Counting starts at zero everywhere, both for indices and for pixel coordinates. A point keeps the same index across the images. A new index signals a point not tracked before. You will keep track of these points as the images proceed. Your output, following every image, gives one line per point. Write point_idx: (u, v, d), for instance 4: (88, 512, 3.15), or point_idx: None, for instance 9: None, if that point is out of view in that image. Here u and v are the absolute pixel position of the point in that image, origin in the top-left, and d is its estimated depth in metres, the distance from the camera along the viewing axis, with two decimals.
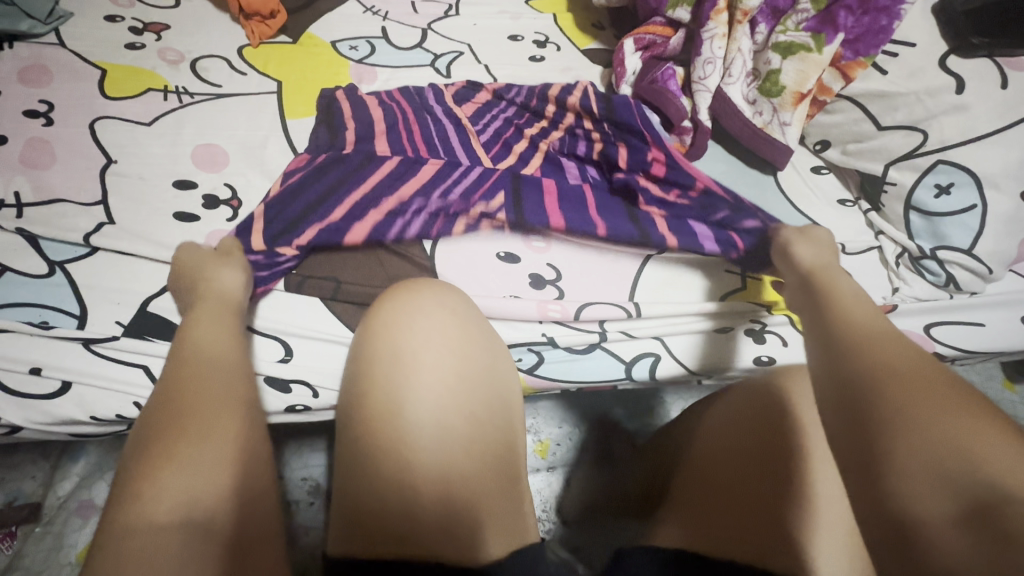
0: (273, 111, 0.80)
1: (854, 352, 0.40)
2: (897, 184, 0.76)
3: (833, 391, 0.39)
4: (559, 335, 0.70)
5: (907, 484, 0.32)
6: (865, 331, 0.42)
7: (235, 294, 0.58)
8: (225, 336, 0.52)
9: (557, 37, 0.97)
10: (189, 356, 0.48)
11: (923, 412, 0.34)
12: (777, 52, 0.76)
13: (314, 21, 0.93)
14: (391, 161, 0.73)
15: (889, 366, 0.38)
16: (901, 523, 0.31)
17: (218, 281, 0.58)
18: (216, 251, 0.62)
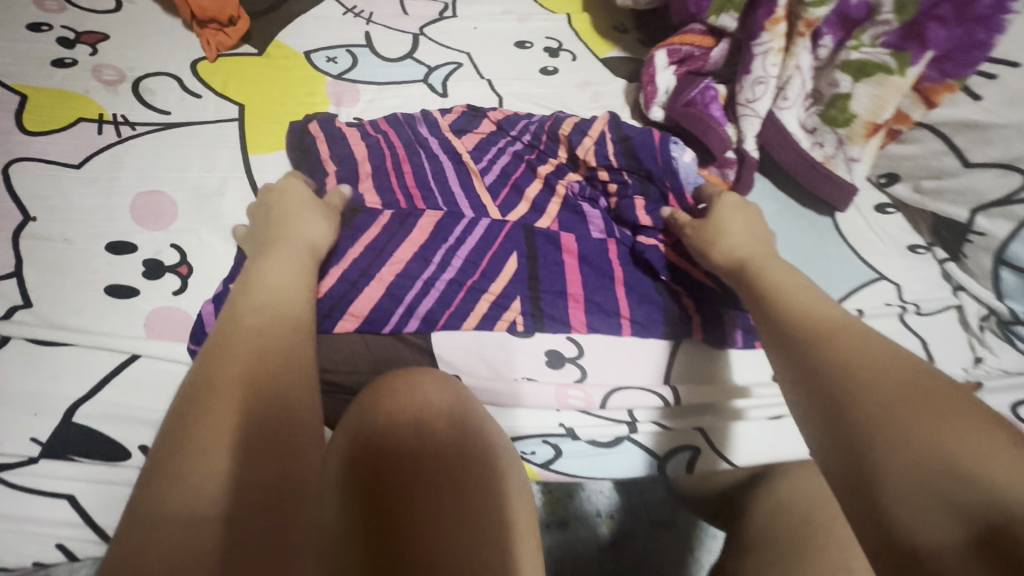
0: (234, 144, 0.66)
1: (822, 365, 0.37)
2: (986, 234, 0.63)
3: (812, 415, 0.35)
4: (581, 426, 0.58)
5: (909, 502, 0.28)
6: (830, 335, 0.39)
7: (312, 243, 0.53)
8: (293, 289, 0.47)
9: (572, 43, 0.83)
10: (248, 307, 0.43)
11: (901, 424, 0.31)
12: (847, 72, 0.62)
13: (284, 27, 0.78)
14: (379, 223, 0.61)
15: (861, 376, 0.34)
16: (906, 550, 0.27)
17: (291, 231, 0.53)
18: (283, 199, 0.57)
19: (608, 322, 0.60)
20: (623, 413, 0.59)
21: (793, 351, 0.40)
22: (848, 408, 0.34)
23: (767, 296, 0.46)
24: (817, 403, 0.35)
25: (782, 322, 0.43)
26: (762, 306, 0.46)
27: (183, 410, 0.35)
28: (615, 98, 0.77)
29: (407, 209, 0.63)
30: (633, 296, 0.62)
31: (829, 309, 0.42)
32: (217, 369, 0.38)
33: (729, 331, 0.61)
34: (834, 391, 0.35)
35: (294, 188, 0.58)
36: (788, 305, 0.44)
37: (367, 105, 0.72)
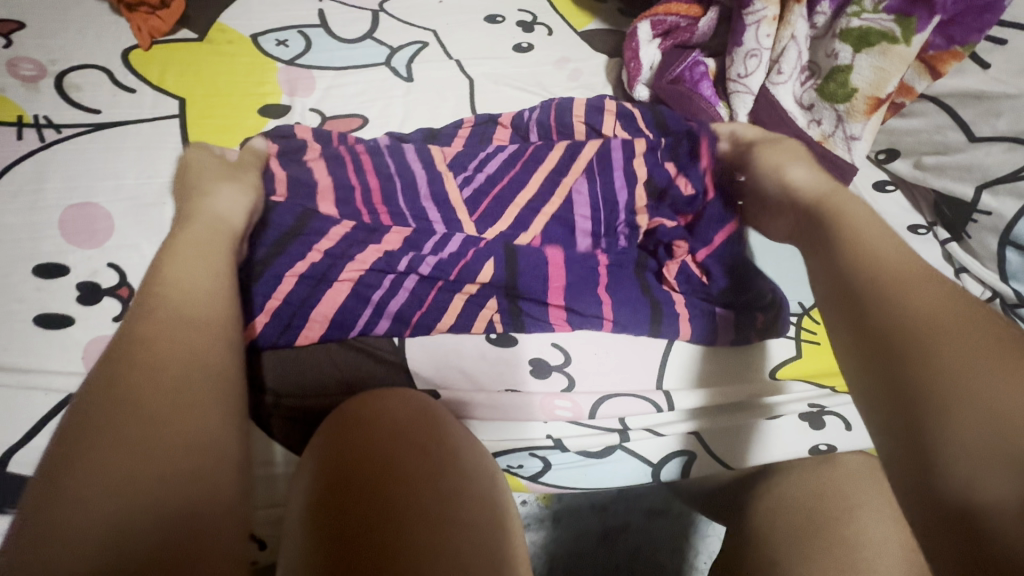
0: (174, 144, 0.59)
1: (883, 307, 0.33)
2: (992, 213, 0.59)
3: (864, 356, 0.32)
4: (569, 437, 0.54)
5: (963, 457, 0.26)
6: (891, 274, 0.34)
7: (229, 224, 0.47)
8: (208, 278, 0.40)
9: (547, 16, 0.76)
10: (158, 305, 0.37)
11: (976, 377, 0.28)
12: (847, 42, 0.57)
13: (226, 8, 0.71)
14: (340, 231, 0.55)
15: (927, 323, 0.31)
16: (958, 506, 0.26)
17: (199, 214, 0.46)
18: (197, 179, 0.51)
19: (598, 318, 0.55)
20: (615, 421, 0.55)
21: (847, 289, 0.35)
22: (910, 357, 0.30)
23: (819, 232, 0.41)
24: (872, 346, 0.32)
25: (835, 254, 0.38)
26: (815, 238, 0.41)
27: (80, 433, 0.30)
28: (596, 76, 0.70)
29: (370, 221, 0.56)
30: (616, 293, 0.56)
31: (885, 240, 0.37)
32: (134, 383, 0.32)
33: (718, 322, 0.56)
34: (894, 335, 0.31)
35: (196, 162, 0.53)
36: (841, 237, 0.38)
37: (324, 94, 0.66)
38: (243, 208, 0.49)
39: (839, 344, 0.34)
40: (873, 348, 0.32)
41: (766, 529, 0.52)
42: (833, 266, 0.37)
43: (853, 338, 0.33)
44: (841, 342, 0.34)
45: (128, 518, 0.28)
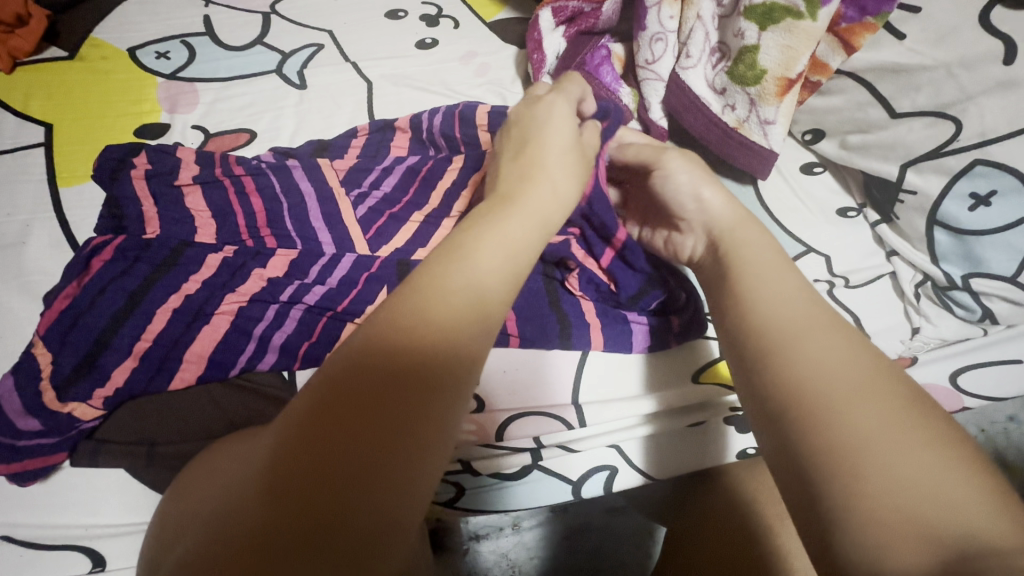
0: (38, 176, 0.55)
1: (780, 369, 0.34)
2: (917, 193, 0.56)
3: (764, 416, 0.33)
4: (478, 461, 0.52)
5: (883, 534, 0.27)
6: (790, 327, 0.35)
7: (544, 217, 0.39)
8: (504, 268, 0.35)
9: (453, 7, 0.71)
10: (407, 343, 0.31)
11: (885, 446, 0.29)
12: (752, 19, 0.53)
13: (100, 21, 0.66)
14: (217, 259, 0.50)
15: (843, 381, 0.32)
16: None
17: (520, 194, 0.39)
18: (537, 156, 0.41)
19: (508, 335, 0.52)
20: (528, 441, 0.52)
21: (745, 346, 0.36)
22: (828, 415, 0.31)
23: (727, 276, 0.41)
24: (767, 406, 0.33)
25: (729, 303, 0.39)
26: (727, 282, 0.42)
27: (342, 502, 0.28)
28: (504, 69, 0.66)
29: (252, 245, 0.52)
30: (520, 307, 0.52)
31: (787, 284, 0.38)
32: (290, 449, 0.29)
33: (634, 329, 0.53)
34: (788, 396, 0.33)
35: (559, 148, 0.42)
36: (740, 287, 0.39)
37: (207, 108, 0.61)
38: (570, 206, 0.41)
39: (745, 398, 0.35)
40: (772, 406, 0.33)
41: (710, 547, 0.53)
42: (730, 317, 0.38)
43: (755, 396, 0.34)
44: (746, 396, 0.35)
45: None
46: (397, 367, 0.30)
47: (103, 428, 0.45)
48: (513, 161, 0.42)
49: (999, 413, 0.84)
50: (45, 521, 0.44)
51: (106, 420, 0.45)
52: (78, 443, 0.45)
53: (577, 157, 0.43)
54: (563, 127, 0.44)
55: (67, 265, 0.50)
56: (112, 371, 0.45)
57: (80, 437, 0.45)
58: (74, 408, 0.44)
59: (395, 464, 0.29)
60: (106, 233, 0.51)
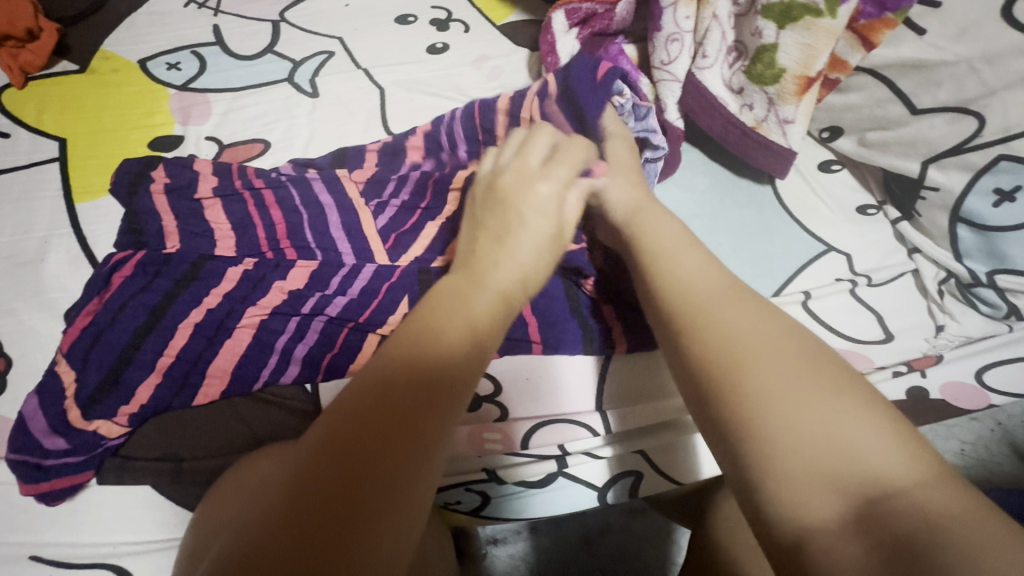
0: (53, 191, 0.55)
1: (703, 336, 0.34)
2: (940, 189, 0.56)
3: (692, 387, 0.34)
4: (503, 469, 0.52)
5: (806, 491, 0.28)
6: (713, 299, 0.36)
7: (519, 286, 0.39)
8: (494, 289, 0.38)
9: (463, 11, 0.71)
10: (411, 352, 0.33)
11: (803, 407, 0.30)
12: (770, 18, 0.52)
13: (110, 33, 0.66)
14: (237, 272, 0.50)
15: (753, 345, 0.33)
16: (792, 534, 0.28)
17: (490, 265, 0.39)
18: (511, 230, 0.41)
19: (533, 341, 0.52)
20: (554, 448, 0.52)
21: (673, 318, 0.37)
22: (742, 378, 0.32)
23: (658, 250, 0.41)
24: (692, 375, 0.34)
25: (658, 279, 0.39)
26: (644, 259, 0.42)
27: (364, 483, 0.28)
28: (517, 73, 0.66)
29: (271, 255, 0.51)
30: (541, 313, 0.52)
31: (708, 259, 0.39)
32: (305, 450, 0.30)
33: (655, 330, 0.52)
34: (714, 366, 0.33)
35: (533, 224, 0.41)
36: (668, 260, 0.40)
37: (221, 119, 0.61)
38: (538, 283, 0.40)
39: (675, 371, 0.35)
40: (697, 375, 0.33)
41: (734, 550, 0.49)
42: (665, 294, 0.38)
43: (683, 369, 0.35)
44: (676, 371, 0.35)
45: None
46: (406, 373, 0.32)
47: (127, 446, 0.45)
48: (486, 232, 0.41)
49: (1016, 406, 0.83)
50: (73, 539, 0.44)
51: (128, 438, 0.45)
52: (103, 461, 0.45)
53: (551, 234, 0.42)
54: (545, 204, 0.43)
55: (87, 282, 0.50)
56: (136, 388, 0.45)
57: (106, 455, 0.44)
58: (99, 426, 0.44)
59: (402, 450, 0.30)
60: (125, 248, 0.51)
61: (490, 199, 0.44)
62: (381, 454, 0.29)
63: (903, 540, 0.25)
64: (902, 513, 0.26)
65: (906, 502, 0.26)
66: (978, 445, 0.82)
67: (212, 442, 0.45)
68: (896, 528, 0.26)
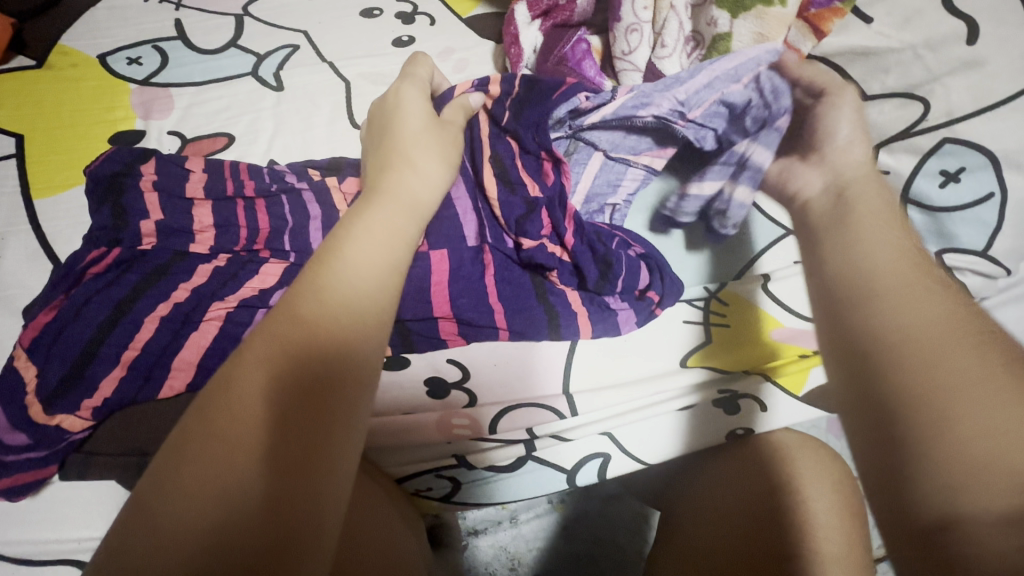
0: (11, 188, 0.54)
1: (875, 310, 0.34)
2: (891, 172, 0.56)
3: (852, 362, 0.34)
4: (473, 454, 0.53)
5: (954, 478, 0.27)
6: (890, 285, 0.35)
7: (417, 199, 0.47)
8: (387, 253, 0.41)
9: (428, 4, 0.71)
10: (309, 320, 0.35)
11: (978, 397, 0.28)
12: (724, 7, 0.54)
13: (67, 28, 0.65)
14: (209, 268, 0.50)
15: (913, 340, 0.32)
16: (934, 514, 0.27)
17: (386, 184, 0.46)
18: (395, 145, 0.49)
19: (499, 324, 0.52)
20: (522, 432, 0.53)
21: (845, 296, 0.37)
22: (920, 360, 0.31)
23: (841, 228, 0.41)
24: (851, 351, 0.34)
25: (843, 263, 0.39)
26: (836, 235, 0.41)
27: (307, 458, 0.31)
28: (482, 64, 0.66)
29: (245, 254, 0.51)
30: (508, 300, 0.53)
31: (900, 240, 0.39)
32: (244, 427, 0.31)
33: (618, 310, 0.54)
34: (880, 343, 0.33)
35: (408, 123, 0.52)
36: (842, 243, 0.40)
37: (184, 113, 0.60)
38: (435, 182, 0.49)
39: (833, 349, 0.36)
40: (859, 352, 0.34)
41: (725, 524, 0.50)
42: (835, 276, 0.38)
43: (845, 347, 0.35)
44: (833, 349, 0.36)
45: (193, 510, 0.28)
46: (311, 344, 0.34)
47: (90, 440, 0.44)
48: (374, 159, 0.50)
49: None
50: (37, 537, 0.43)
51: (93, 433, 0.44)
52: (65, 457, 0.44)
53: (438, 140, 0.51)
54: (415, 111, 0.52)
55: (52, 278, 0.49)
56: (100, 382, 0.45)
57: (69, 450, 0.44)
58: (62, 421, 0.44)
59: (326, 421, 0.32)
60: (90, 243, 0.50)
61: (376, 118, 0.54)
62: (322, 394, 0.33)
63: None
64: None
65: None
66: None
67: None
68: None
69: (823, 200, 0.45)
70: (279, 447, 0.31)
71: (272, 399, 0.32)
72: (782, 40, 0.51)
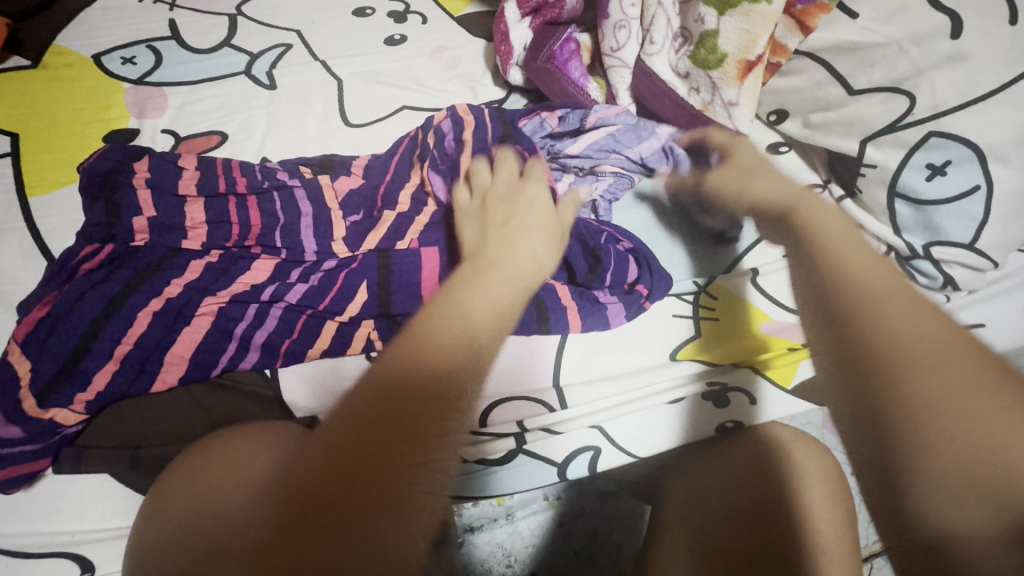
0: (6, 186, 0.54)
1: (863, 325, 0.30)
2: (877, 166, 0.58)
3: (848, 374, 0.29)
4: (463, 448, 0.52)
5: (948, 508, 0.24)
6: (882, 292, 0.31)
7: (528, 276, 0.37)
8: (506, 307, 0.34)
9: (420, 3, 0.72)
10: (414, 356, 0.29)
11: (978, 409, 0.26)
12: (711, 4, 0.55)
13: (62, 29, 0.65)
14: (201, 264, 0.50)
15: (907, 347, 0.28)
16: (933, 541, 0.24)
17: (503, 250, 0.38)
18: (516, 220, 0.41)
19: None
20: (512, 425, 0.53)
21: (834, 303, 0.32)
22: (900, 373, 0.27)
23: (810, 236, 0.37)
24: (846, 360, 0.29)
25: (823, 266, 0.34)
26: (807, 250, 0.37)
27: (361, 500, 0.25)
28: (473, 63, 0.67)
29: (235, 249, 0.52)
30: None
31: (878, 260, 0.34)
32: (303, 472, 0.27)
33: (607, 306, 0.54)
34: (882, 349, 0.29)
35: (538, 214, 0.43)
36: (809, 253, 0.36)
37: (177, 112, 0.61)
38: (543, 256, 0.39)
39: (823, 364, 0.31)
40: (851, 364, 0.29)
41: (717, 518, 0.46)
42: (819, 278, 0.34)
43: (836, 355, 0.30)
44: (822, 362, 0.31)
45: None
46: (415, 375, 0.29)
47: (85, 433, 0.45)
48: (489, 218, 0.43)
49: None
50: (29, 529, 0.44)
51: (87, 426, 0.45)
52: (59, 450, 0.45)
53: (555, 227, 0.43)
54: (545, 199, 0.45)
55: (47, 274, 0.50)
56: (93, 376, 0.45)
57: (63, 443, 0.45)
58: (55, 414, 0.44)
59: (420, 458, 0.27)
60: (89, 242, 0.51)
61: (489, 194, 0.46)
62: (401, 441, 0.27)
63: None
64: None
65: None
66: None
67: (173, 429, 0.46)
68: None
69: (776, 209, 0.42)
70: (332, 493, 0.25)
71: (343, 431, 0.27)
72: (766, 43, 0.53)
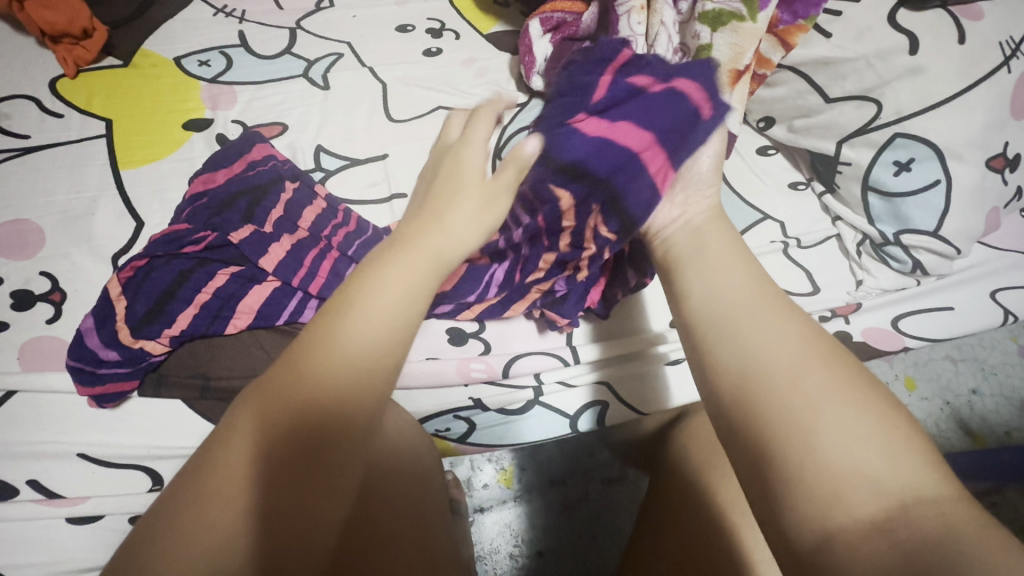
0: (102, 160, 0.64)
1: (733, 348, 0.36)
2: (852, 164, 0.66)
3: (727, 395, 0.34)
4: (488, 396, 0.60)
5: (820, 501, 0.29)
6: (747, 312, 0.37)
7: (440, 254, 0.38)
8: (407, 299, 0.35)
9: (454, 22, 0.83)
10: (316, 380, 0.31)
11: (834, 412, 0.31)
12: (705, 23, 0.64)
13: (149, 35, 0.76)
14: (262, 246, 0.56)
15: (773, 366, 0.33)
16: (812, 537, 0.28)
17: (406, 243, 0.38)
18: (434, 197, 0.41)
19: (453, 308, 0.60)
20: (530, 377, 0.61)
21: (706, 328, 0.38)
22: (777, 388, 0.32)
23: (697, 259, 0.42)
24: (725, 386, 0.35)
25: (694, 291, 0.40)
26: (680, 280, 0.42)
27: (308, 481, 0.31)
28: (500, 72, 0.77)
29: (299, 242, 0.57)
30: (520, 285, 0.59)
31: (749, 275, 0.40)
32: (222, 503, 0.30)
33: (567, 294, 0.59)
34: (748, 376, 0.34)
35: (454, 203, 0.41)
36: (695, 276, 0.41)
37: (245, 106, 0.70)
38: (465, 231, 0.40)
39: (707, 391, 0.36)
40: (731, 390, 0.34)
41: (691, 465, 0.51)
42: (691, 311, 0.40)
43: (715, 384, 0.35)
44: (707, 389, 0.36)
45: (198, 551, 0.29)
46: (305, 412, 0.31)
47: (164, 364, 0.53)
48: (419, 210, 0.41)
49: (962, 386, 0.90)
50: (113, 443, 0.51)
51: (166, 357, 0.53)
52: (144, 375, 0.52)
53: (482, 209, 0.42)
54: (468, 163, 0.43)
55: (156, 234, 0.58)
56: (177, 316, 0.53)
57: (147, 370, 0.52)
58: (144, 344, 0.52)
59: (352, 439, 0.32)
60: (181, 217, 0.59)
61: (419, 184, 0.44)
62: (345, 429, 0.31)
63: (925, 539, 0.27)
64: (940, 530, 0.27)
65: (927, 508, 0.28)
66: (928, 421, 0.88)
67: (237, 365, 0.53)
68: (917, 531, 0.27)
69: (681, 235, 0.46)
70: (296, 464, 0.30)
71: (265, 462, 0.30)
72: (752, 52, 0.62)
